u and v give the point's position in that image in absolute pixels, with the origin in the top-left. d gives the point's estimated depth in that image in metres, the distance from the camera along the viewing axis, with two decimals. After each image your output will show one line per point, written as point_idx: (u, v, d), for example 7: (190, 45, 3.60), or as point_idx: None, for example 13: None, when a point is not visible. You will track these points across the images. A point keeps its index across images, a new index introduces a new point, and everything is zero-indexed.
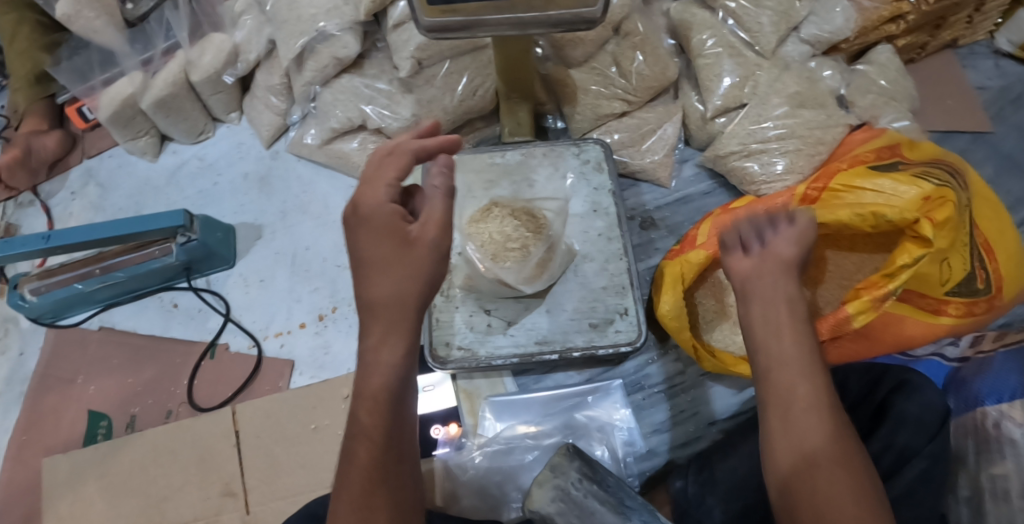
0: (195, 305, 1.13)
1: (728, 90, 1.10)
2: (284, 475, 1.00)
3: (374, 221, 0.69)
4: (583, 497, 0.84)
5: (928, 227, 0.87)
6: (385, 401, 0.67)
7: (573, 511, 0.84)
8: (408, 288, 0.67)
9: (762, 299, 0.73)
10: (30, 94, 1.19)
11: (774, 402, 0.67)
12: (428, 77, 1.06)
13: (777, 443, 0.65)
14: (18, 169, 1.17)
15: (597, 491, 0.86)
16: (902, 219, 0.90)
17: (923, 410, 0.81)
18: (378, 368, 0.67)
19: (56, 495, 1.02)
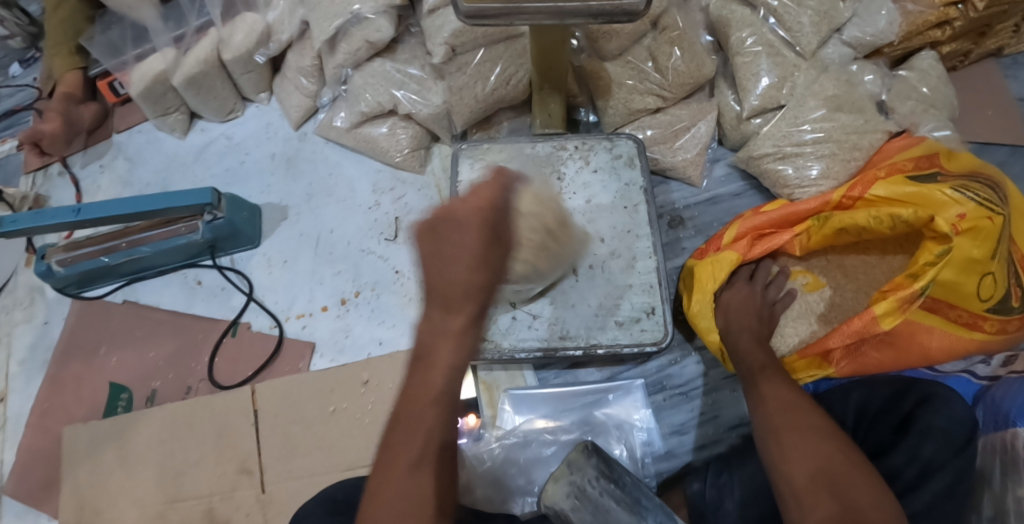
0: (218, 282, 1.13)
1: (766, 90, 1.08)
2: (300, 455, 1.00)
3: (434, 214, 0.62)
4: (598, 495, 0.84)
5: (943, 223, 0.89)
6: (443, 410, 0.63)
7: (587, 508, 0.84)
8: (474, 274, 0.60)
9: (741, 339, 0.93)
10: (67, 61, 1.18)
11: (775, 414, 0.79)
12: (460, 64, 1.05)
13: (781, 441, 0.75)
14: (61, 136, 1.18)
15: (613, 489, 0.86)
16: (917, 220, 0.92)
17: (951, 425, 0.79)
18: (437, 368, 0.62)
19: (75, 463, 1.04)
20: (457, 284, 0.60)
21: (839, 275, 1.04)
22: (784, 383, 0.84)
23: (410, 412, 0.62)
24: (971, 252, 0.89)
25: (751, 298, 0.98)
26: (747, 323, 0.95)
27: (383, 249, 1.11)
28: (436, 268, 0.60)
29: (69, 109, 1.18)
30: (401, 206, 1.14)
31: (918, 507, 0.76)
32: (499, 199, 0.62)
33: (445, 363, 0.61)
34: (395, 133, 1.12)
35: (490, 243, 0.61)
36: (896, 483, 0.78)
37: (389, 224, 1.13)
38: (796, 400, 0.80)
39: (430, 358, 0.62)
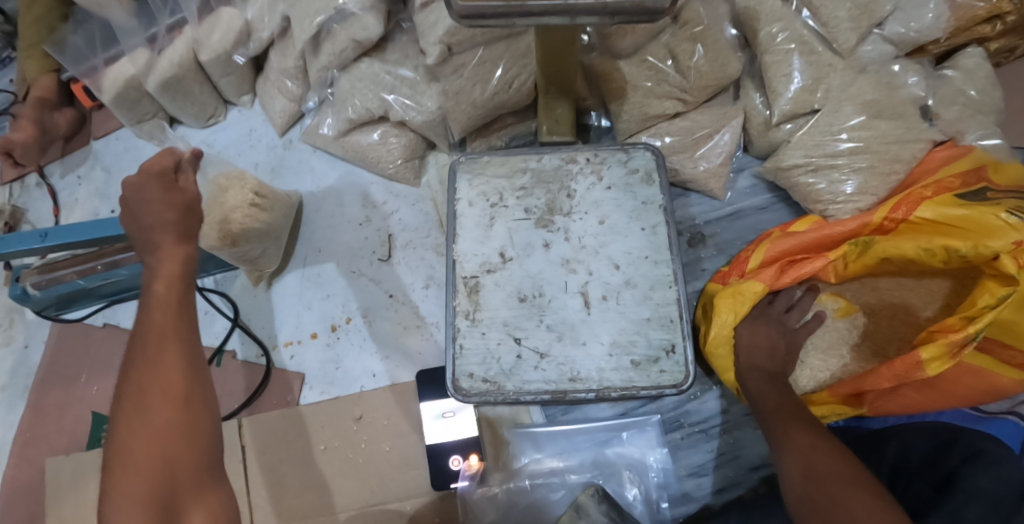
0: (201, 306, 1.04)
1: (797, 94, 0.97)
2: (291, 495, 0.92)
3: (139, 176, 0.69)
4: None
5: (1010, 263, 0.79)
6: (178, 308, 0.65)
7: None
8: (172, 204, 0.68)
9: (755, 377, 0.85)
10: (41, 63, 1.06)
11: (792, 457, 0.76)
12: (457, 66, 0.94)
13: (800, 489, 0.73)
14: (35, 145, 1.07)
15: None
16: (977, 256, 0.82)
17: (1002, 487, 0.72)
18: (161, 275, 0.66)
19: (59, 497, 0.98)
20: (154, 217, 0.67)
21: (875, 302, 0.95)
22: (794, 417, 0.80)
23: (144, 318, 0.64)
24: None
25: (770, 333, 0.89)
26: (761, 362, 0.87)
27: (375, 270, 1.02)
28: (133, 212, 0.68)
29: (44, 116, 1.08)
30: (395, 221, 1.05)
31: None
32: (172, 164, 0.70)
33: (168, 272, 0.66)
34: (387, 141, 1.03)
35: (163, 187, 0.68)
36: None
37: (382, 242, 1.04)
38: (811, 442, 0.77)
39: (154, 275, 0.66)
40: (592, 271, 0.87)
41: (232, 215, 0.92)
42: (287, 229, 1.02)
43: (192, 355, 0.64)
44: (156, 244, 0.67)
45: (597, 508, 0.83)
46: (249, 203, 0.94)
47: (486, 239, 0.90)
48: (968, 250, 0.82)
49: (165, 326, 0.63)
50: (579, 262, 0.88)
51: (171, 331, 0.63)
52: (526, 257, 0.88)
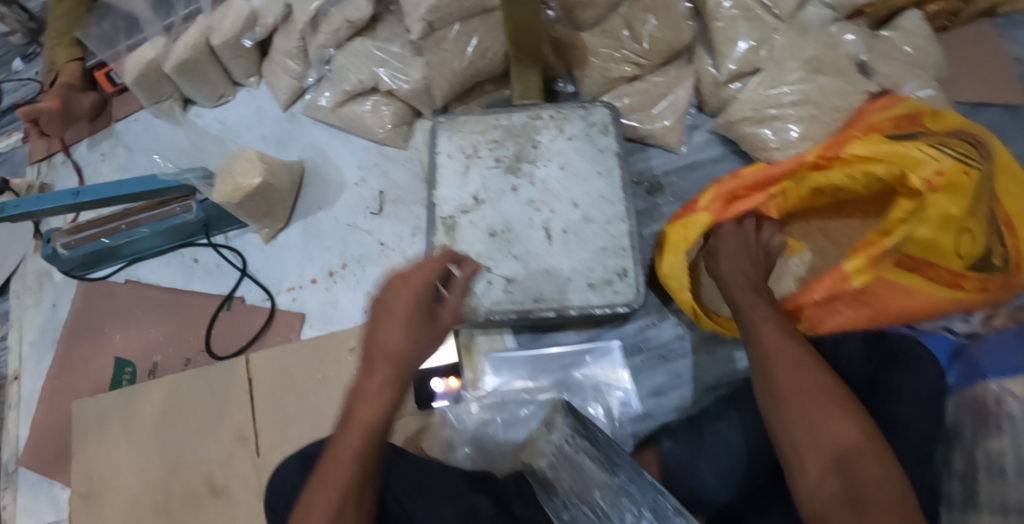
0: (214, 260, 1.17)
1: (743, 55, 1.08)
2: (292, 422, 1.04)
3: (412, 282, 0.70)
4: (574, 456, 0.88)
5: (915, 180, 0.91)
6: (353, 482, 0.65)
7: (566, 466, 0.89)
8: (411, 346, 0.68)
9: (738, 285, 0.88)
10: (68, 51, 1.23)
11: (782, 388, 0.71)
12: (438, 40, 1.06)
13: (793, 427, 0.67)
14: (57, 119, 1.22)
15: (588, 447, 0.89)
16: (891, 176, 0.94)
17: (919, 385, 0.78)
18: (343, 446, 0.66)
19: (84, 438, 1.07)
20: (383, 347, 0.67)
21: (817, 238, 1.05)
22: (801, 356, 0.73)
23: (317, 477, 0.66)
24: (949, 208, 0.90)
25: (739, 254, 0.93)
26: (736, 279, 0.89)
27: (369, 223, 1.14)
28: (378, 325, 0.68)
29: (70, 96, 1.22)
30: (386, 181, 1.17)
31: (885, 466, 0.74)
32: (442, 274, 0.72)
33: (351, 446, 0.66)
34: (378, 110, 1.15)
35: (417, 326, 0.68)
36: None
37: (375, 199, 1.16)
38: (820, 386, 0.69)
39: (344, 431, 0.67)
40: (555, 210, 0.97)
41: (241, 175, 1.06)
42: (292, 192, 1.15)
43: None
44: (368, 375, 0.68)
45: (564, 422, 0.93)
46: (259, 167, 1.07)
47: (463, 184, 1.00)
48: (885, 172, 0.94)
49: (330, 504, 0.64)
50: (544, 203, 0.98)
51: (357, 478, 0.65)
52: (498, 200, 0.99)
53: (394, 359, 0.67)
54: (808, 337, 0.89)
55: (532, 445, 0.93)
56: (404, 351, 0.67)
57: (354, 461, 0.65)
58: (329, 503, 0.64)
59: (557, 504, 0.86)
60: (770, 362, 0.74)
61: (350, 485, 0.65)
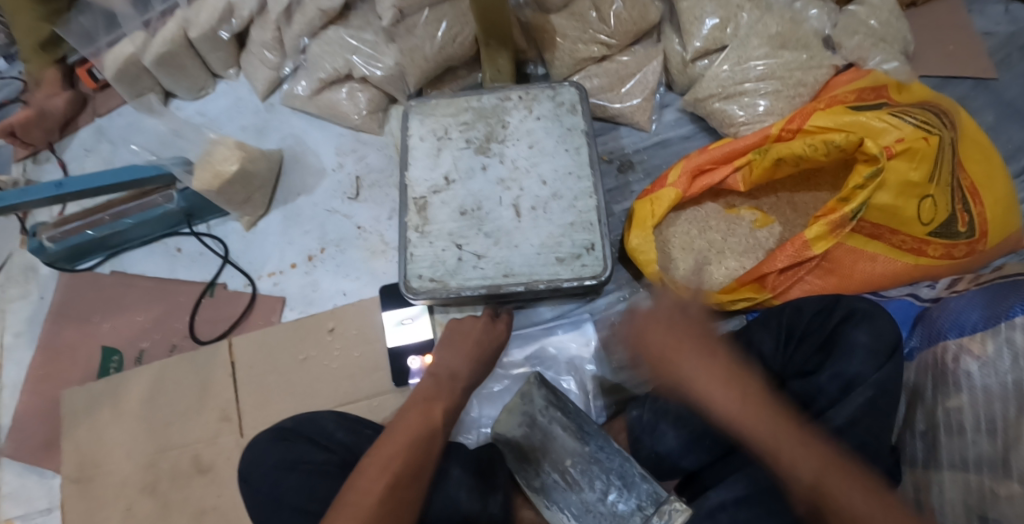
0: (197, 249, 1.20)
1: (710, 33, 1.08)
2: (274, 401, 1.06)
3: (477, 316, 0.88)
4: (547, 425, 0.88)
5: (870, 145, 0.91)
6: (423, 434, 0.74)
7: (538, 436, 0.89)
8: (472, 356, 0.83)
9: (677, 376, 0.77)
10: (41, 59, 1.25)
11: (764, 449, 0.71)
12: (409, 26, 1.08)
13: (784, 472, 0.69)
14: (33, 126, 1.25)
15: (560, 417, 0.90)
16: (850, 144, 0.94)
17: (877, 341, 0.77)
18: (418, 411, 0.76)
19: (74, 423, 1.09)
20: (449, 357, 0.83)
21: (786, 210, 1.07)
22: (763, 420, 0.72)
23: (387, 434, 0.74)
24: (908, 175, 0.90)
25: (696, 368, 0.77)
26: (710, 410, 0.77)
27: (347, 207, 1.17)
28: (445, 346, 0.84)
29: (44, 102, 1.26)
30: (363, 166, 1.20)
31: (841, 420, 0.74)
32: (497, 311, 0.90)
33: (422, 411, 0.76)
34: (354, 97, 1.17)
35: (493, 349, 0.86)
36: (820, 400, 0.78)
37: (352, 184, 1.19)
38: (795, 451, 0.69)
39: (414, 402, 0.77)
40: (524, 188, 0.99)
41: (219, 161, 1.08)
42: (271, 181, 1.18)
43: (413, 476, 0.71)
44: (450, 369, 0.82)
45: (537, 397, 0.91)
46: (236, 156, 1.09)
47: (435, 164, 1.02)
48: (842, 141, 0.94)
49: (400, 446, 0.72)
50: (513, 181, 1.00)
51: (442, 425, 0.76)
52: (468, 179, 1.01)
53: (462, 369, 0.82)
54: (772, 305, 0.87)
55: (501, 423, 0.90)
56: (482, 356, 0.84)
57: (441, 414, 0.77)
58: (414, 432, 0.73)
59: (529, 472, 0.87)
60: (729, 417, 0.73)
61: (435, 429, 0.75)
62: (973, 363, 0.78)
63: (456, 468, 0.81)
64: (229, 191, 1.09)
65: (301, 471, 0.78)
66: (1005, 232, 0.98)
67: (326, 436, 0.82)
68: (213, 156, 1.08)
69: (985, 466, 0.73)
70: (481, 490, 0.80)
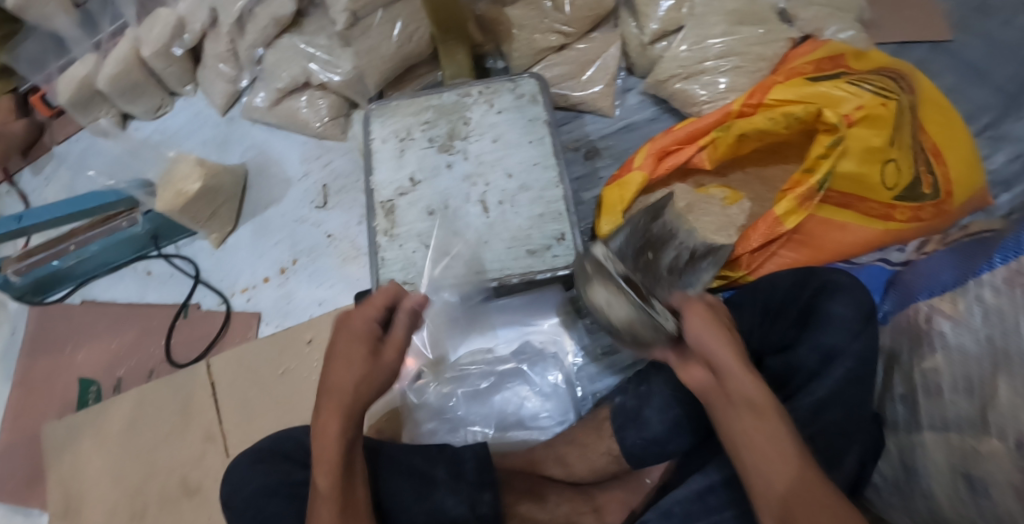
0: (167, 270, 1.18)
1: (666, 13, 1.09)
2: (257, 417, 1.04)
3: (356, 320, 0.68)
4: (672, 246, 0.90)
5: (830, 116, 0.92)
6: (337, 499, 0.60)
7: (661, 233, 0.90)
8: (353, 374, 0.64)
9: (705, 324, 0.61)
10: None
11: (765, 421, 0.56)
12: (364, 28, 1.06)
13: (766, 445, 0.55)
14: None
15: (682, 254, 0.91)
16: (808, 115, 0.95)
17: (852, 310, 0.76)
18: (320, 469, 0.62)
19: (56, 456, 1.07)
20: (337, 384, 0.64)
21: (755, 184, 1.07)
22: (758, 419, 0.56)
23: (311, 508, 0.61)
24: (870, 141, 0.92)
25: (723, 338, 0.60)
26: (698, 376, 0.61)
27: (316, 216, 1.16)
28: (334, 364, 0.66)
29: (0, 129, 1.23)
30: (329, 174, 1.18)
31: (823, 393, 0.73)
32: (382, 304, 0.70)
33: (328, 463, 0.62)
34: (315, 104, 1.16)
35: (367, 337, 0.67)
36: (800, 374, 0.76)
37: (319, 192, 1.17)
38: (789, 464, 0.54)
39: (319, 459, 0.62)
40: (490, 182, 0.99)
41: (181, 180, 1.06)
42: (236, 194, 1.16)
43: None
44: (321, 408, 0.64)
45: (698, 267, 0.93)
46: (197, 174, 1.07)
47: (399, 166, 1.01)
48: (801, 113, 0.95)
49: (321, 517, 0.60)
50: (479, 176, 0.99)
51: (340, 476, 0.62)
52: (434, 178, 1.00)
53: (349, 396, 0.64)
54: (745, 285, 0.88)
55: (683, 228, 0.92)
56: (375, 371, 0.65)
57: (331, 483, 0.61)
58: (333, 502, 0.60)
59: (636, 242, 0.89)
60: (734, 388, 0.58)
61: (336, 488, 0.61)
62: (946, 322, 0.79)
63: (440, 472, 0.81)
64: (194, 210, 1.08)
65: (284, 496, 0.76)
66: (970, 192, 0.99)
67: (305, 453, 0.82)
68: (175, 175, 1.06)
69: (966, 424, 0.73)
70: (469, 492, 0.79)
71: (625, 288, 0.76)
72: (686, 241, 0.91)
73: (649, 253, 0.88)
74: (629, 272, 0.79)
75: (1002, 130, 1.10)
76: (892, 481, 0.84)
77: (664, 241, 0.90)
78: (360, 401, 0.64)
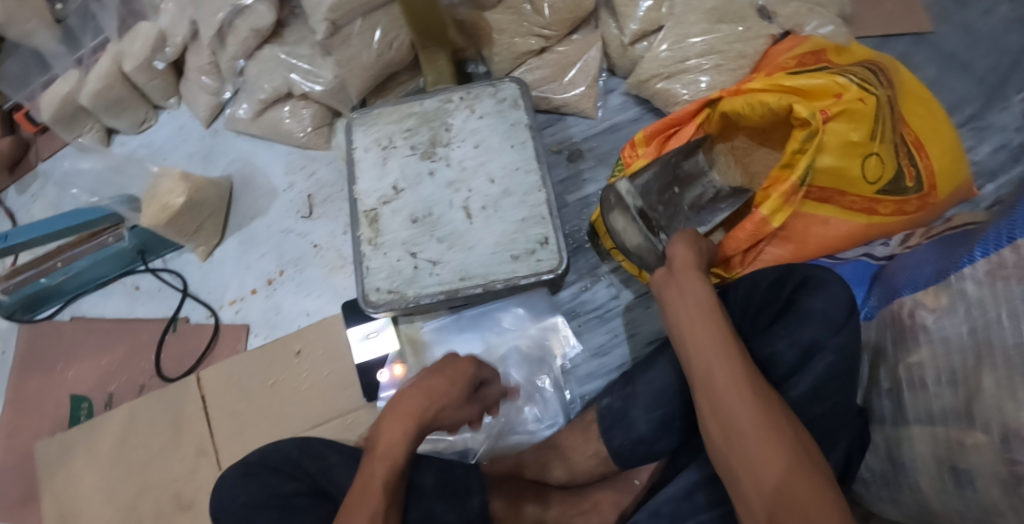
0: (155, 284, 1.18)
1: (647, 13, 1.08)
2: (248, 429, 1.05)
3: (460, 367, 0.74)
4: (700, 181, 1.07)
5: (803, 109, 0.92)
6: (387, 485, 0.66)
7: (685, 174, 1.06)
8: (443, 405, 0.70)
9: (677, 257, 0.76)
10: None
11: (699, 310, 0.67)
12: (344, 37, 1.05)
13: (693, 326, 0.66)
14: None
15: (706, 188, 1.07)
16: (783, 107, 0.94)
17: (832, 306, 0.76)
18: (380, 457, 0.67)
19: (50, 474, 1.07)
20: (427, 402, 0.70)
21: (740, 182, 1.07)
22: (699, 311, 0.66)
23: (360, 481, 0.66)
24: (848, 136, 0.91)
25: (688, 261, 0.74)
26: (659, 277, 0.75)
27: (302, 226, 1.16)
28: (424, 385, 0.71)
29: None
30: (313, 184, 1.19)
31: (802, 390, 0.74)
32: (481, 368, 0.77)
33: (386, 456, 0.67)
34: (298, 114, 1.16)
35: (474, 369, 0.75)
36: (778, 369, 0.76)
37: (304, 202, 1.17)
38: (713, 346, 0.63)
39: (374, 449, 0.68)
40: (472, 188, 0.99)
41: (165, 194, 1.06)
42: (221, 207, 1.16)
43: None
44: (395, 409, 0.69)
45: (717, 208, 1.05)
46: (182, 188, 1.07)
47: (382, 174, 1.01)
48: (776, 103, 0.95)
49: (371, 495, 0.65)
50: (462, 183, 0.99)
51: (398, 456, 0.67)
52: (417, 186, 1.00)
53: (430, 412, 0.69)
54: (728, 283, 0.88)
55: (708, 170, 1.07)
56: (456, 407, 0.72)
57: (383, 473, 0.66)
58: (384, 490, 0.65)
59: (665, 184, 1.04)
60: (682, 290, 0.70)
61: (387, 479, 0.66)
62: (929, 316, 0.78)
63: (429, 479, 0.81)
64: (181, 225, 1.08)
65: (273, 508, 0.77)
66: (954, 184, 0.99)
67: (293, 465, 0.83)
68: (160, 189, 1.06)
69: (951, 417, 0.73)
70: (458, 499, 0.80)
71: (638, 219, 0.99)
72: (709, 181, 1.07)
73: (675, 188, 1.05)
74: (643, 206, 1.00)
75: (985, 120, 1.10)
76: (880, 475, 0.84)
77: (693, 175, 1.07)
78: (429, 417, 0.69)
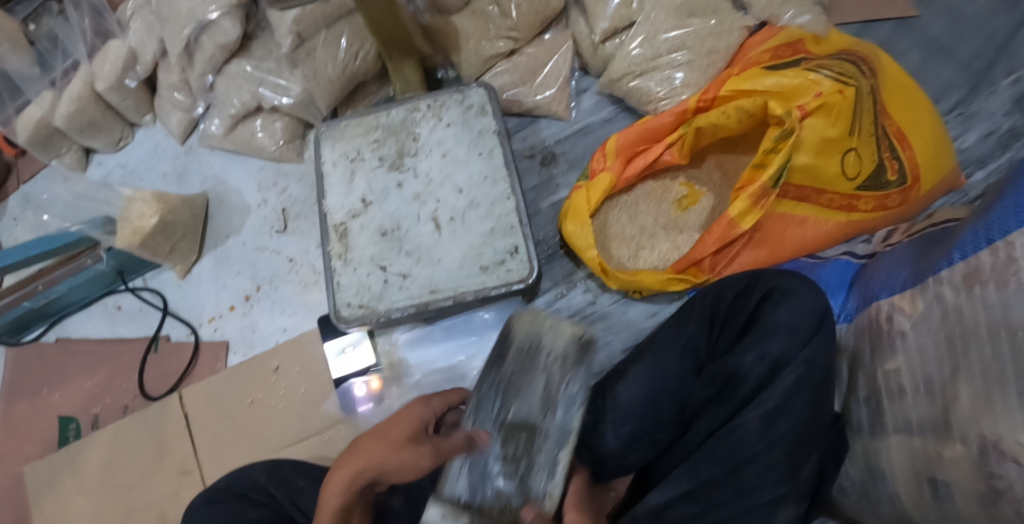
0: (136, 305, 1.18)
1: (616, 10, 1.05)
2: (229, 448, 1.05)
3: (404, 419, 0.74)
4: (530, 373, 0.71)
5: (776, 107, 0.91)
6: None
7: (503, 379, 0.71)
8: (379, 446, 0.71)
9: None
10: None
11: None
12: (309, 50, 1.03)
13: None
14: None
15: (552, 374, 0.71)
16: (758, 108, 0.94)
17: (797, 318, 0.74)
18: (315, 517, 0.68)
19: (40, 496, 1.07)
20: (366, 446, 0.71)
21: (717, 180, 1.05)
22: None
23: None
24: (826, 133, 0.88)
25: None
26: None
27: (275, 242, 1.16)
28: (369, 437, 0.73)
29: None
30: (286, 198, 1.18)
31: (772, 403, 0.72)
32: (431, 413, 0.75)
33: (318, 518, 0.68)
34: (270, 128, 1.16)
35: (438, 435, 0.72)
36: (747, 382, 0.74)
37: (278, 217, 1.17)
38: None
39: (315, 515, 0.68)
40: (441, 200, 0.97)
41: (137, 218, 1.05)
42: (197, 226, 1.16)
43: None
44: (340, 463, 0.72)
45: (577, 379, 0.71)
46: (155, 211, 1.06)
47: (350, 189, 0.99)
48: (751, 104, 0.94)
49: None
50: (428, 195, 0.98)
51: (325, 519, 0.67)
52: (385, 199, 0.98)
53: (367, 463, 0.69)
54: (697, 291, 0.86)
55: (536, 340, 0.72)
56: (398, 452, 0.70)
57: None
58: None
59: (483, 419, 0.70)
60: None
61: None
62: (906, 321, 0.75)
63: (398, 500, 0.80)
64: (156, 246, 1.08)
65: None
66: (938, 176, 0.95)
67: (258, 490, 0.82)
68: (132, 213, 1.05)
69: (928, 428, 0.69)
70: None
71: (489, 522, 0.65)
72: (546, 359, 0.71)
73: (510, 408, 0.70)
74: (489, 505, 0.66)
75: (972, 107, 1.06)
76: (860, 484, 0.81)
77: (514, 379, 0.71)
78: (370, 469, 0.69)
